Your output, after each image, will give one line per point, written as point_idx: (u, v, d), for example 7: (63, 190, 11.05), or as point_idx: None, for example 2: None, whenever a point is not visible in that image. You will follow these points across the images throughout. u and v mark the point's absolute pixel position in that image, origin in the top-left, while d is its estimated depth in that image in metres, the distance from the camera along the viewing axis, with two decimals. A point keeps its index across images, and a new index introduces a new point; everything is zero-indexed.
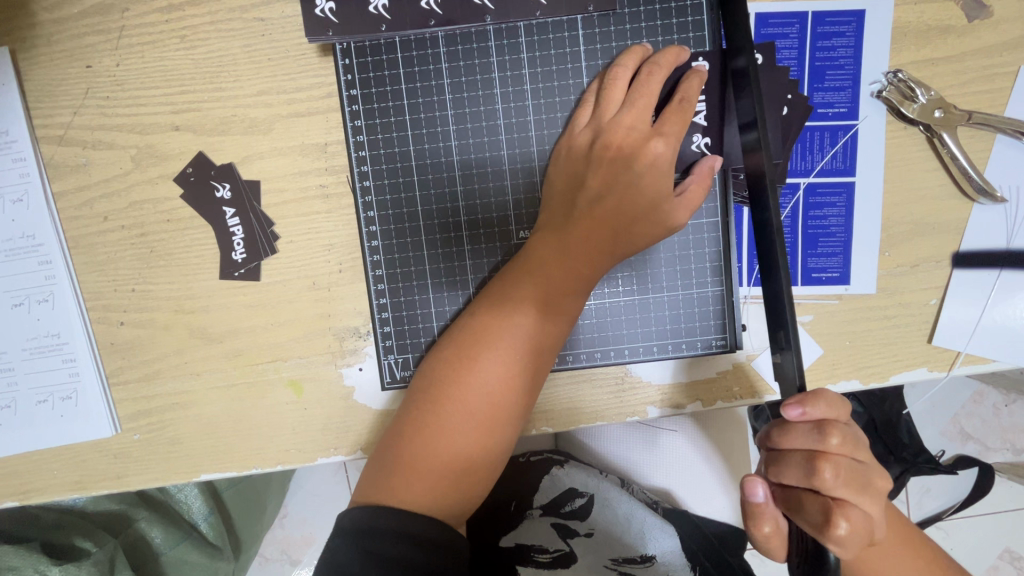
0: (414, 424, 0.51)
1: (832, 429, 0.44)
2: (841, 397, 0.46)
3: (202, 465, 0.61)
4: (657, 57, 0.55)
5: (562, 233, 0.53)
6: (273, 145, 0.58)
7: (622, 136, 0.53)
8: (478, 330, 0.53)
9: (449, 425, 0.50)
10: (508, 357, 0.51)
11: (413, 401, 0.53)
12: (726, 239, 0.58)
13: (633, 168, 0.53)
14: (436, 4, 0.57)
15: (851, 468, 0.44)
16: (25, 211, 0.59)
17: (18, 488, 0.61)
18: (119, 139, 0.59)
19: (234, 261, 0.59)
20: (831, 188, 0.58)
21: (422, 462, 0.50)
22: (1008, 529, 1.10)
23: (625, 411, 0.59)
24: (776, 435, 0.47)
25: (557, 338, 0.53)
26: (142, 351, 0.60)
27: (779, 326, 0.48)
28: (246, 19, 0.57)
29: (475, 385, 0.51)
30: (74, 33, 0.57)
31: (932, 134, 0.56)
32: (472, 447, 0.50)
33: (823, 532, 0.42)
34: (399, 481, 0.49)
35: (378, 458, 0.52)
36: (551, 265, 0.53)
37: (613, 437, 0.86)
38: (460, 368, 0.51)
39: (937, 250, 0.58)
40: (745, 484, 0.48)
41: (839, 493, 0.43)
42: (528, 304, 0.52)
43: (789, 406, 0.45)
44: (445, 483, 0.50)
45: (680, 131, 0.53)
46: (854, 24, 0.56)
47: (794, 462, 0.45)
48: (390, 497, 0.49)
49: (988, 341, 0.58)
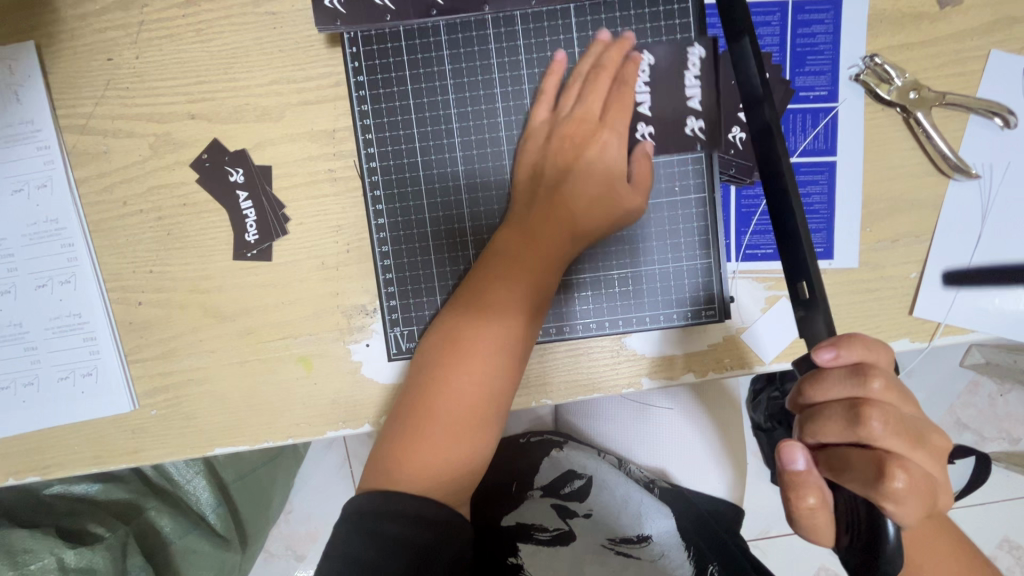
0: (400, 413, 0.54)
1: (876, 374, 0.43)
2: (875, 342, 0.46)
3: (217, 440, 0.64)
4: (601, 56, 0.59)
5: (532, 224, 0.57)
6: (284, 132, 0.61)
7: (574, 131, 0.58)
8: (454, 320, 0.56)
9: (431, 406, 0.53)
10: (485, 341, 0.54)
11: (402, 393, 0.56)
12: (712, 214, 0.61)
13: (585, 159, 0.57)
14: None
15: (900, 418, 0.42)
16: (49, 196, 0.62)
17: (40, 462, 0.64)
18: (137, 128, 0.62)
19: (248, 242, 0.62)
20: (814, 166, 0.61)
21: (415, 448, 0.52)
22: (1003, 515, 1.12)
23: (619, 382, 0.61)
24: (807, 387, 0.46)
25: (533, 319, 0.56)
26: (158, 329, 0.63)
27: (802, 275, 0.49)
28: (258, 13, 0.60)
29: (451, 369, 0.54)
30: (96, 28, 0.61)
31: (908, 115, 0.59)
32: (461, 427, 0.53)
33: (876, 487, 0.40)
34: (395, 468, 0.52)
35: (376, 449, 0.55)
36: (523, 254, 0.56)
37: (609, 416, 0.89)
38: (436, 357, 0.55)
39: (916, 226, 0.61)
40: (784, 449, 0.44)
41: (889, 444, 0.41)
42: (501, 291, 0.55)
43: (821, 350, 0.45)
44: (441, 466, 0.52)
45: (625, 122, 0.58)
46: (832, 12, 0.60)
47: (834, 415, 0.43)
48: (388, 483, 0.52)
49: (967, 313, 0.61)
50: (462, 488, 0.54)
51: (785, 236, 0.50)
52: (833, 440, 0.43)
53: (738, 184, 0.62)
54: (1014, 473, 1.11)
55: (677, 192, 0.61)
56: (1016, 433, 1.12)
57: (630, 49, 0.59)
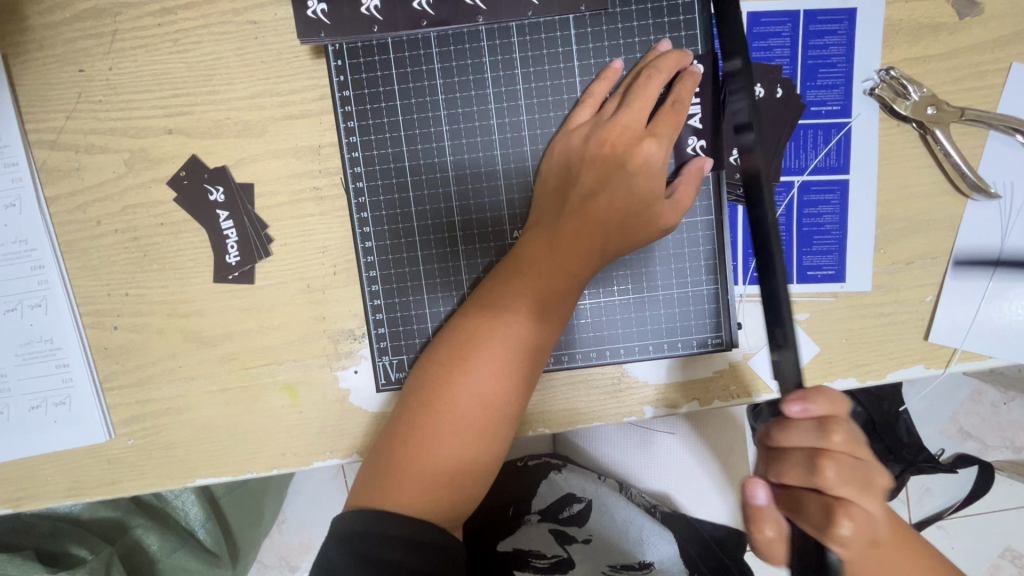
0: (408, 427, 0.51)
1: (836, 426, 0.42)
2: (842, 393, 0.44)
3: (199, 471, 0.61)
4: (657, 62, 0.55)
5: (555, 231, 0.53)
6: (266, 148, 0.58)
7: (618, 135, 0.54)
8: (474, 328, 0.52)
9: (442, 427, 0.50)
10: (503, 357, 0.51)
11: (406, 399, 0.53)
12: (719, 237, 0.58)
13: (625, 168, 0.53)
14: (429, 4, 0.56)
15: (853, 466, 0.42)
16: (17, 216, 0.58)
17: (12, 495, 0.60)
18: (112, 143, 0.58)
19: (229, 264, 0.59)
20: (825, 185, 0.58)
21: (415, 466, 0.49)
22: (1009, 527, 1.10)
23: (622, 412, 0.59)
24: (774, 433, 0.45)
25: (550, 337, 0.53)
26: (135, 355, 0.60)
27: (776, 321, 0.47)
28: (239, 22, 0.57)
29: (468, 386, 0.50)
30: (66, 37, 0.57)
31: (925, 131, 0.56)
32: (464, 449, 0.50)
33: (825, 531, 0.41)
34: (393, 487, 0.49)
35: (372, 463, 0.51)
36: (545, 266, 0.52)
37: (607, 438, 0.86)
38: (453, 370, 0.51)
39: (932, 247, 0.58)
40: (746, 485, 0.46)
41: (841, 492, 0.41)
42: (524, 304, 0.52)
43: (789, 402, 0.44)
44: (440, 488, 0.49)
45: (675, 133, 0.54)
46: (846, 23, 0.56)
47: (795, 461, 0.43)
48: (383, 502, 0.48)
49: (986, 337, 0.58)
50: (457, 514, 0.50)
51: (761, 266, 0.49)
52: (789, 482, 0.44)
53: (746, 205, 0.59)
54: (1017, 484, 1.09)
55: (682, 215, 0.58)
56: (1019, 442, 1.10)
57: (687, 63, 0.55)
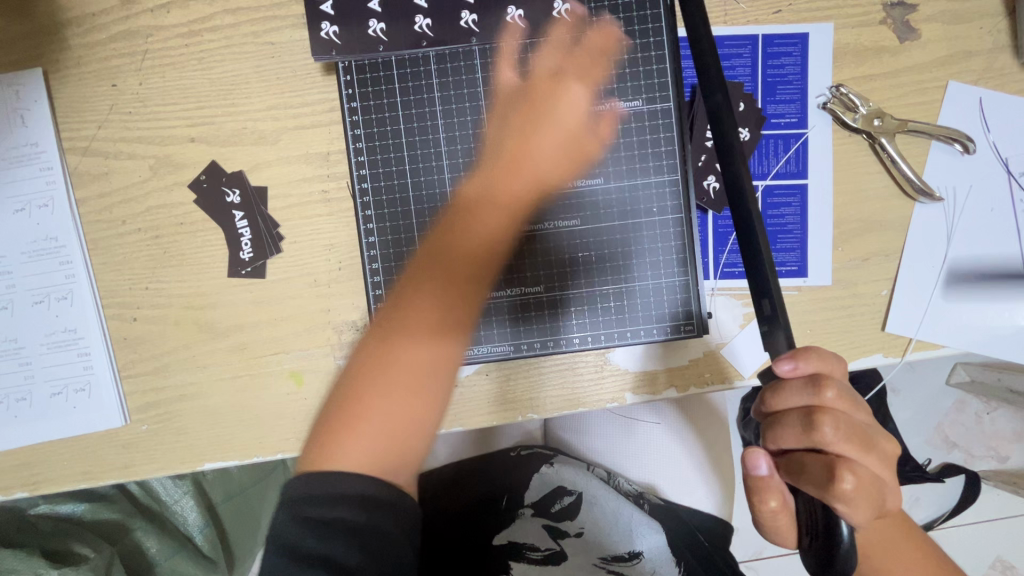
0: (354, 386, 0.53)
1: (828, 381, 0.42)
2: (830, 352, 0.45)
3: (208, 455, 0.64)
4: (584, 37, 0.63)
5: (480, 200, 0.62)
6: (279, 154, 0.64)
7: (506, 145, 0.64)
8: (394, 296, 0.57)
9: (386, 380, 0.52)
10: (442, 309, 0.57)
11: (349, 365, 0.55)
12: (689, 234, 0.63)
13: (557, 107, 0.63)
14: (428, 28, 0.63)
15: (851, 424, 0.42)
16: (49, 215, 0.64)
17: (28, 478, 0.64)
18: (139, 150, 0.64)
19: (242, 260, 0.64)
20: (787, 189, 0.64)
21: (361, 423, 0.51)
22: (994, 537, 1.15)
23: (604, 397, 0.64)
24: (767, 397, 0.44)
25: (485, 288, 0.61)
26: (152, 345, 0.65)
27: (763, 292, 0.47)
28: (258, 43, 0.63)
29: (415, 337, 0.55)
30: (102, 56, 0.64)
31: (874, 141, 0.63)
32: (406, 402, 0.52)
33: (827, 489, 0.40)
34: (336, 446, 0.49)
35: (318, 429, 0.52)
36: (451, 244, 0.60)
37: (593, 427, 0.91)
38: (400, 328, 0.55)
39: (885, 246, 0.64)
40: (747, 455, 0.43)
41: (841, 449, 0.41)
42: (458, 263, 0.59)
43: (780, 360, 0.43)
44: (389, 439, 0.51)
45: (573, 133, 0.63)
46: (800, 45, 0.63)
47: (791, 422, 0.43)
48: (326, 462, 0.49)
49: (937, 329, 0.63)
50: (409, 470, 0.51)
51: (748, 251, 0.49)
52: (786, 445, 0.43)
53: (714, 210, 0.65)
54: (1002, 492, 1.13)
55: (656, 214, 0.63)
56: (1004, 452, 1.13)
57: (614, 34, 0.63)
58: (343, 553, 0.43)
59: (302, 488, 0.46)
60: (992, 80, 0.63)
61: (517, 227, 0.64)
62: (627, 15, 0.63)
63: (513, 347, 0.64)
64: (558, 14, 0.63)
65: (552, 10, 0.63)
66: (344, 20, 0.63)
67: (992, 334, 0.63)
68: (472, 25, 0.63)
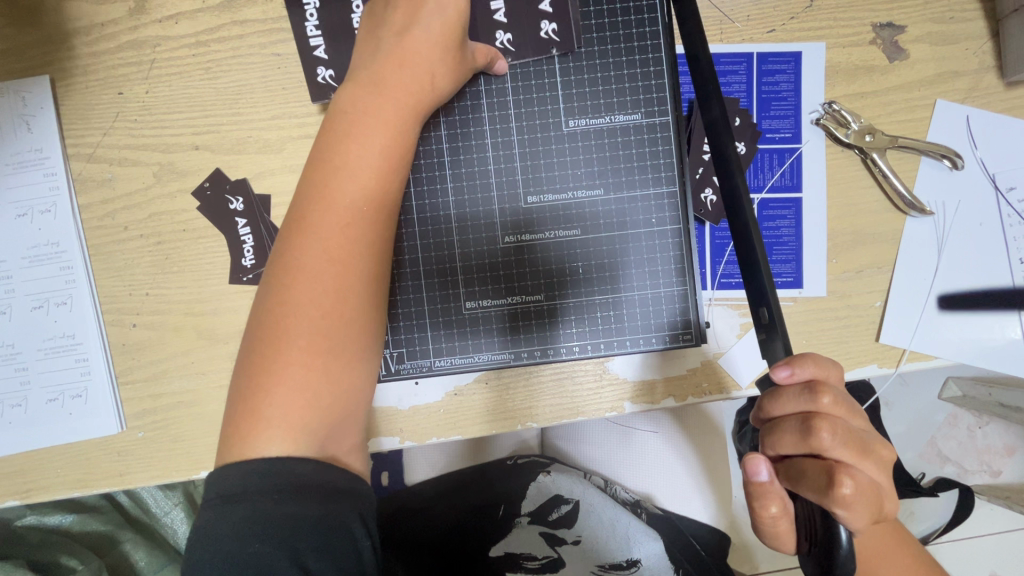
0: (258, 362, 0.49)
1: (824, 387, 0.43)
2: (830, 358, 0.45)
3: (205, 463, 0.64)
4: None
5: (392, 145, 0.54)
6: (284, 163, 0.65)
7: (368, 72, 0.55)
8: (291, 243, 0.51)
9: (293, 356, 0.49)
10: (348, 269, 0.51)
11: (252, 327, 0.51)
12: (687, 244, 0.64)
13: (404, 44, 0.55)
14: None
15: (848, 430, 0.42)
16: (52, 220, 0.64)
17: (21, 487, 0.63)
18: (144, 157, 0.65)
19: (245, 267, 0.64)
20: (781, 202, 0.66)
21: (274, 395, 0.48)
22: (988, 552, 1.16)
23: (603, 406, 0.64)
24: (766, 404, 0.45)
25: (386, 231, 0.54)
26: (151, 351, 0.64)
27: (762, 300, 0.48)
28: (265, 54, 0.65)
29: (316, 304, 0.50)
30: (109, 64, 0.64)
31: (865, 156, 0.65)
32: (323, 373, 0.49)
33: (826, 494, 0.40)
34: (250, 432, 0.47)
35: (230, 412, 0.49)
36: (314, 186, 0.52)
37: (590, 435, 0.91)
38: (303, 295, 0.50)
39: (878, 258, 0.65)
40: (747, 462, 0.44)
41: (838, 454, 0.42)
42: (335, 207, 0.51)
43: (777, 367, 0.44)
44: (310, 410, 0.48)
45: (442, 53, 0.56)
46: (793, 63, 0.65)
47: (789, 427, 0.44)
48: (241, 453, 0.47)
49: (930, 340, 0.64)
50: (343, 438, 0.50)
51: (747, 264, 0.50)
52: (785, 451, 0.44)
53: (711, 222, 0.66)
54: (996, 508, 1.14)
55: (654, 224, 0.65)
56: (997, 465, 1.14)
57: None
58: (300, 552, 0.43)
59: (237, 481, 0.45)
60: (979, 99, 0.65)
61: (516, 236, 0.64)
62: (625, 30, 0.64)
63: (512, 356, 0.64)
64: (546, 34, 0.63)
65: (539, 30, 0.63)
66: (340, 64, 0.64)
67: (981, 345, 0.65)
68: None
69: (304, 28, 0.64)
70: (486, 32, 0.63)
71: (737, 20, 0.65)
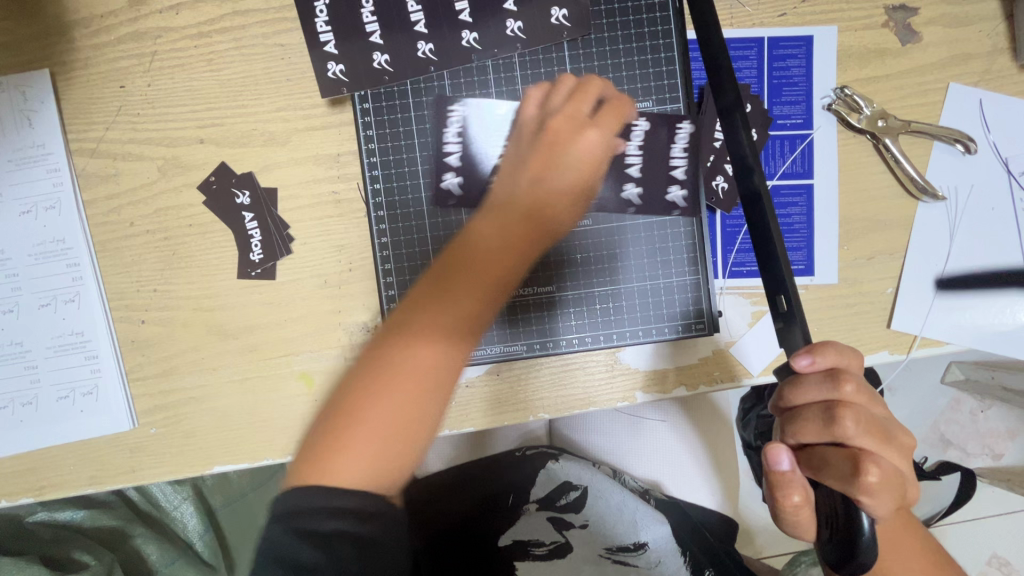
0: (355, 406, 0.46)
1: (846, 375, 0.43)
2: (849, 345, 0.45)
3: (218, 458, 0.64)
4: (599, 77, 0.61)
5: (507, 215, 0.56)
6: (290, 156, 0.64)
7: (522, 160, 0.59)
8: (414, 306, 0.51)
9: (389, 405, 0.46)
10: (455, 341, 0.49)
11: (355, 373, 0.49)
12: (698, 233, 0.64)
13: (568, 147, 0.59)
14: (425, 24, 0.63)
15: (870, 418, 0.43)
16: (56, 217, 0.63)
17: (35, 483, 0.63)
18: (148, 151, 0.64)
19: (252, 261, 0.64)
20: (792, 189, 0.65)
21: (365, 448, 0.44)
22: (991, 533, 1.17)
23: (615, 396, 0.64)
24: (786, 393, 0.45)
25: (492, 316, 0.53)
26: (160, 347, 0.64)
27: (780, 289, 0.48)
28: (267, 45, 0.64)
29: (420, 361, 0.48)
30: (110, 57, 0.63)
31: (877, 142, 0.64)
32: (406, 434, 0.46)
33: (851, 483, 0.40)
34: (333, 466, 0.43)
35: (310, 443, 0.45)
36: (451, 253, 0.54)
37: (599, 425, 0.92)
38: (415, 351, 0.48)
39: (890, 244, 0.65)
40: (769, 450, 0.44)
41: (861, 442, 0.42)
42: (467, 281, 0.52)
43: (798, 355, 0.44)
44: (381, 462, 0.44)
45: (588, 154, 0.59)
46: (804, 48, 0.64)
47: (811, 415, 0.44)
48: (316, 481, 0.43)
49: (941, 326, 0.64)
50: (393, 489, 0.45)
51: (764, 252, 0.49)
52: (807, 440, 0.44)
53: (723, 210, 0.65)
54: (998, 490, 1.15)
55: (666, 213, 0.64)
56: (998, 448, 1.15)
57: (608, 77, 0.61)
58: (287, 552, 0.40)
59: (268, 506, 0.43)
60: (992, 82, 0.65)
61: None
62: (636, 16, 0.64)
63: (524, 347, 0.64)
64: (556, 21, 0.63)
65: (549, 18, 0.63)
66: (349, 57, 0.63)
67: (992, 330, 0.65)
68: (471, 43, 0.63)
69: (314, 26, 0.63)
70: (496, 21, 0.63)
71: (748, 5, 0.64)
